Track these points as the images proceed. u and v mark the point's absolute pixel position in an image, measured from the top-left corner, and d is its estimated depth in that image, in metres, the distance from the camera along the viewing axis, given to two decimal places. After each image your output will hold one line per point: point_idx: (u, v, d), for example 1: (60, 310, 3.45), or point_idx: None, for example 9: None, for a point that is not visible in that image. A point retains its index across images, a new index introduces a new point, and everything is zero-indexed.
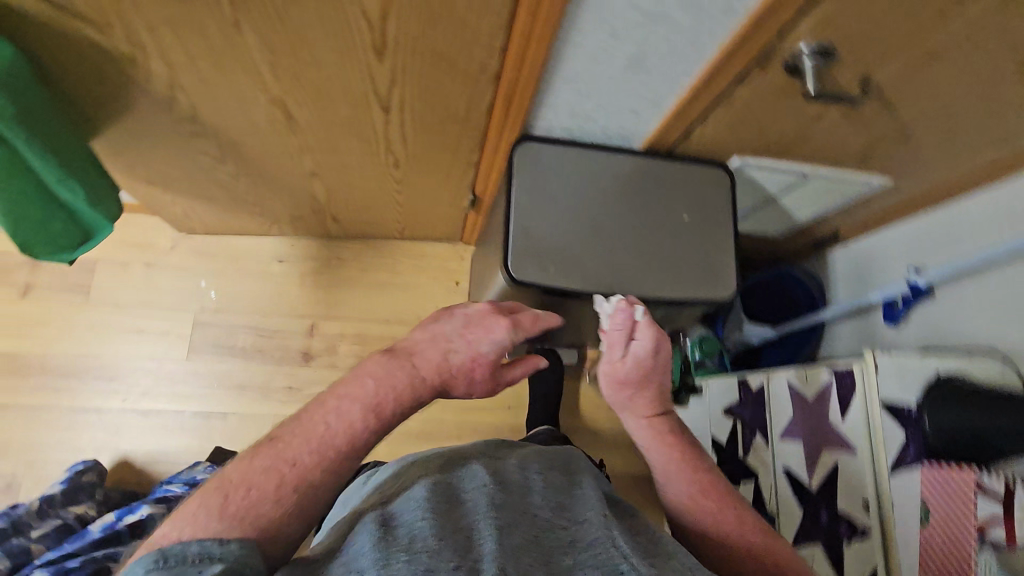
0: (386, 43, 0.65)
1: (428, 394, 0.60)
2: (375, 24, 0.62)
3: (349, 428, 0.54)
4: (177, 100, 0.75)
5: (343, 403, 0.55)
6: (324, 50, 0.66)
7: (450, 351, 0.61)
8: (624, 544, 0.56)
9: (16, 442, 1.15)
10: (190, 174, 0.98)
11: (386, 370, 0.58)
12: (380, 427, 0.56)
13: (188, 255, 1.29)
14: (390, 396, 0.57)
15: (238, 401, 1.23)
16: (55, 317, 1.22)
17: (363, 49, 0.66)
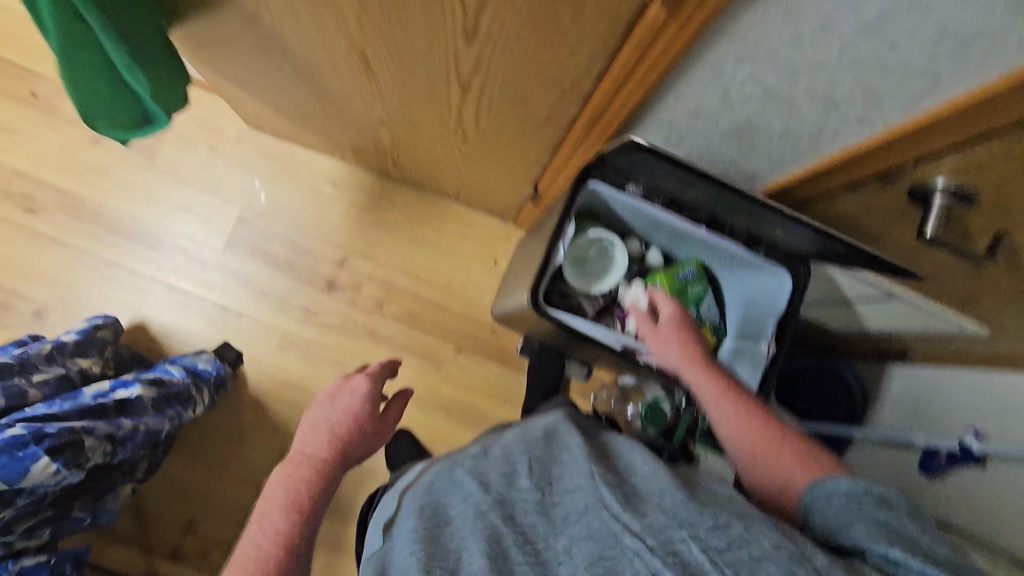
0: (477, 33, 0.59)
1: (340, 459, 0.70)
2: (470, 15, 0.56)
3: (276, 534, 0.60)
4: (261, 17, 0.72)
5: (264, 523, 0.61)
6: (413, 17, 0.60)
7: (333, 424, 0.72)
8: (613, 505, 0.51)
9: (55, 276, 1.23)
10: (265, 82, 0.96)
11: (282, 479, 0.66)
12: (305, 514, 0.63)
13: (251, 151, 1.30)
14: (306, 486, 0.65)
15: (256, 305, 1.27)
16: (116, 172, 1.27)
17: (453, 32, 0.60)
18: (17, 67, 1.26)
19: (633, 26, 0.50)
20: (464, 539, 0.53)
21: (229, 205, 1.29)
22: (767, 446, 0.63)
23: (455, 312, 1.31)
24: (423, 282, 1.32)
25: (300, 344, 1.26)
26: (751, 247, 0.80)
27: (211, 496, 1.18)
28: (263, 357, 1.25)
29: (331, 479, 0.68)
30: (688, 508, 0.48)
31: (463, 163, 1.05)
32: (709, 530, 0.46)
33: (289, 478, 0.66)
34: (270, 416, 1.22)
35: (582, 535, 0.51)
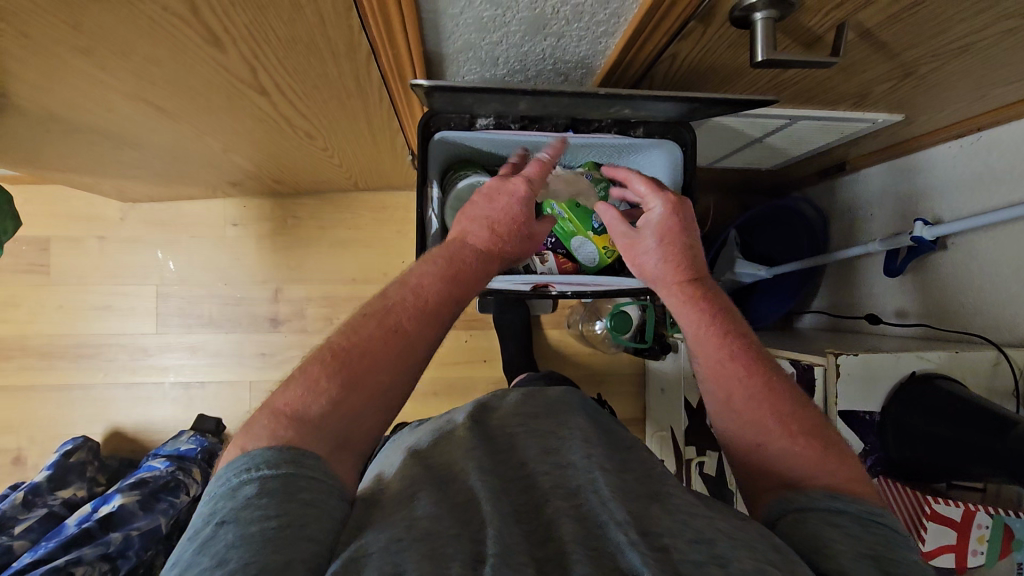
0: (219, 37, 0.52)
1: (482, 267, 0.62)
2: (194, 23, 0.49)
3: (401, 331, 0.53)
4: (22, 105, 0.65)
5: (400, 300, 0.55)
6: (149, 49, 0.54)
7: (495, 217, 0.64)
8: (607, 488, 0.51)
9: (14, 421, 1.22)
10: (95, 159, 0.90)
11: (428, 265, 0.59)
12: (431, 327, 0.55)
13: (140, 226, 1.25)
14: (454, 267, 0.59)
15: (214, 370, 1.25)
16: (22, 299, 1.23)
17: (196, 45, 0.53)
18: None
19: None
20: (476, 495, 0.50)
21: (144, 286, 1.24)
22: (746, 402, 0.58)
23: None
24: (362, 283, 1.28)
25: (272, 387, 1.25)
26: (626, 131, 0.75)
27: None
28: (242, 414, 1.25)
29: (464, 300, 0.59)
30: (677, 517, 0.49)
31: (332, 154, 0.99)
32: (690, 544, 0.46)
33: (431, 265, 0.58)
34: None
35: (575, 514, 0.50)
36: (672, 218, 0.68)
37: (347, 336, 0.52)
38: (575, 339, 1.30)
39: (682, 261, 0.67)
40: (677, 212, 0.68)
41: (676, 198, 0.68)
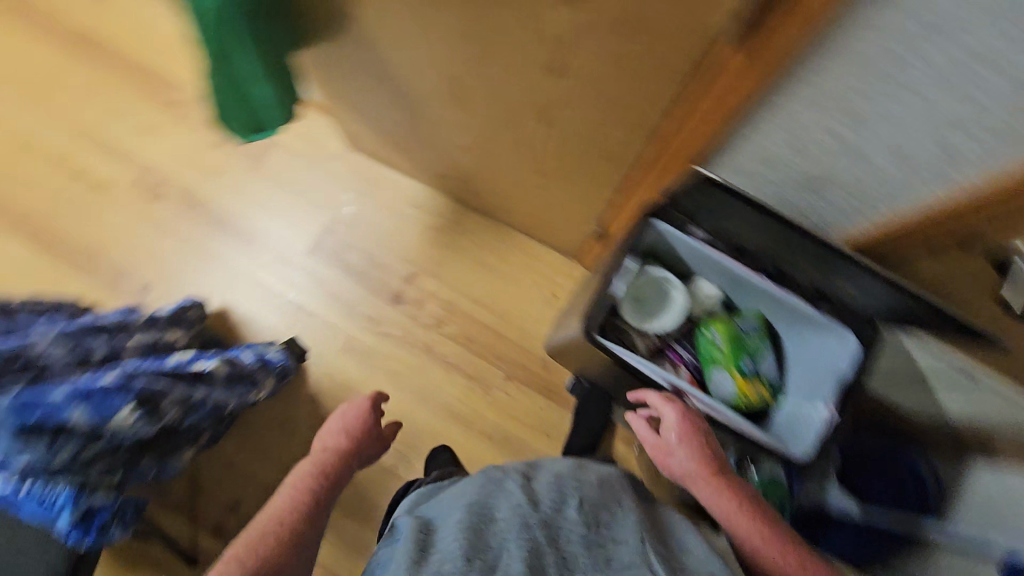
0: (558, 66, 0.64)
1: (342, 459, 0.89)
2: (553, 48, 0.61)
3: (280, 513, 0.77)
4: (373, 43, 0.81)
5: (269, 507, 0.79)
6: (503, 53, 0.67)
7: (343, 429, 0.93)
8: (656, 567, 0.58)
9: (162, 258, 1.37)
10: (368, 106, 1.07)
11: (289, 482, 0.84)
12: (314, 502, 0.80)
13: (346, 168, 1.43)
14: (324, 472, 0.85)
15: (326, 308, 1.35)
16: (228, 175, 1.42)
17: (536, 64, 0.66)
18: (161, 76, 1.46)
19: (696, 68, 0.55)
20: (512, 540, 0.59)
21: (317, 213, 1.40)
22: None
23: (510, 340, 1.34)
24: (483, 307, 1.36)
25: (362, 348, 1.33)
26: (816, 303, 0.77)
27: (263, 482, 1.25)
28: (325, 356, 1.32)
29: (330, 479, 0.85)
30: None
31: (537, 193, 1.10)
32: None
33: (301, 471, 0.85)
34: (325, 413, 1.29)
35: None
36: (687, 420, 0.75)
37: (239, 549, 0.72)
38: (636, 465, 1.28)
39: (706, 459, 0.73)
40: (688, 415, 0.75)
41: (682, 403, 0.76)
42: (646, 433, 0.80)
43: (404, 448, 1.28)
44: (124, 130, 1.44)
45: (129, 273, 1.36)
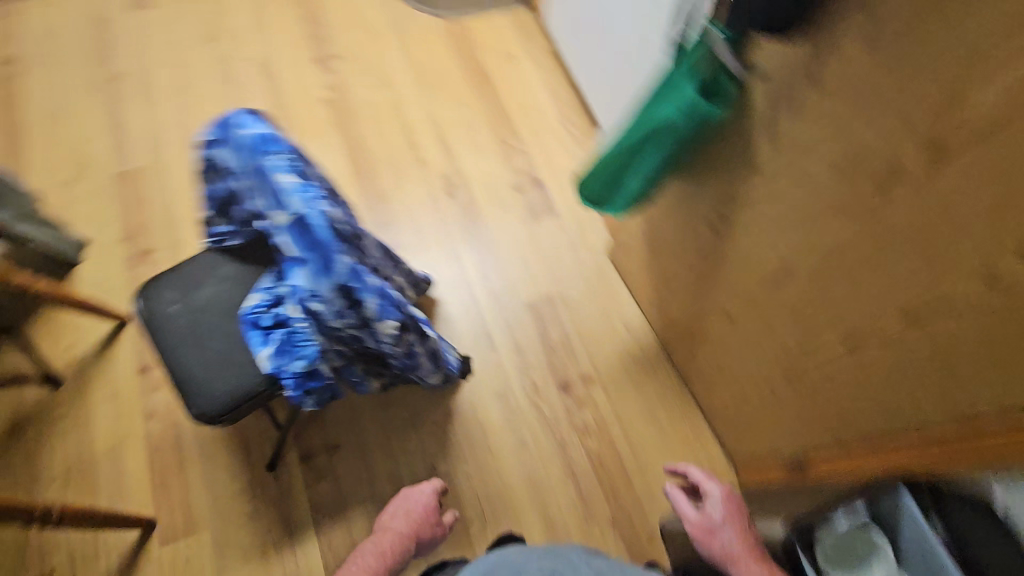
0: (917, 319, 0.70)
1: (404, 533, 1.09)
2: (930, 305, 0.68)
3: (386, 544, 1.07)
4: (739, 207, 0.94)
5: (376, 539, 1.09)
6: (868, 281, 0.75)
7: (406, 512, 1.14)
8: None
9: (422, 236, 1.60)
10: (671, 238, 1.20)
11: (389, 524, 1.12)
12: (408, 541, 1.09)
13: (593, 263, 1.57)
14: (389, 546, 1.07)
15: (506, 355, 1.45)
16: (508, 211, 1.64)
17: (895, 305, 0.73)
18: (514, 119, 1.76)
19: None
20: None
21: (551, 281, 1.54)
22: None
23: (633, 493, 1.32)
24: (628, 448, 1.36)
25: (512, 406, 1.39)
26: None
27: (365, 448, 1.33)
28: (480, 390, 1.40)
29: (414, 537, 1.11)
30: None
31: (756, 396, 1.12)
32: None
33: (389, 525, 1.12)
34: (448, 433, 1.36)
35: None
36: (727, 500, 1.07)
37: None
38: None
39: (733, 525, 1.02)
40: (729, 498, 1.07)
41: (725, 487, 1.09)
42: (689, 510, 1.07)
43: (488, 513, 1.29)
44: (463, 136, 1.74)
45: (394, 229, 1.60)
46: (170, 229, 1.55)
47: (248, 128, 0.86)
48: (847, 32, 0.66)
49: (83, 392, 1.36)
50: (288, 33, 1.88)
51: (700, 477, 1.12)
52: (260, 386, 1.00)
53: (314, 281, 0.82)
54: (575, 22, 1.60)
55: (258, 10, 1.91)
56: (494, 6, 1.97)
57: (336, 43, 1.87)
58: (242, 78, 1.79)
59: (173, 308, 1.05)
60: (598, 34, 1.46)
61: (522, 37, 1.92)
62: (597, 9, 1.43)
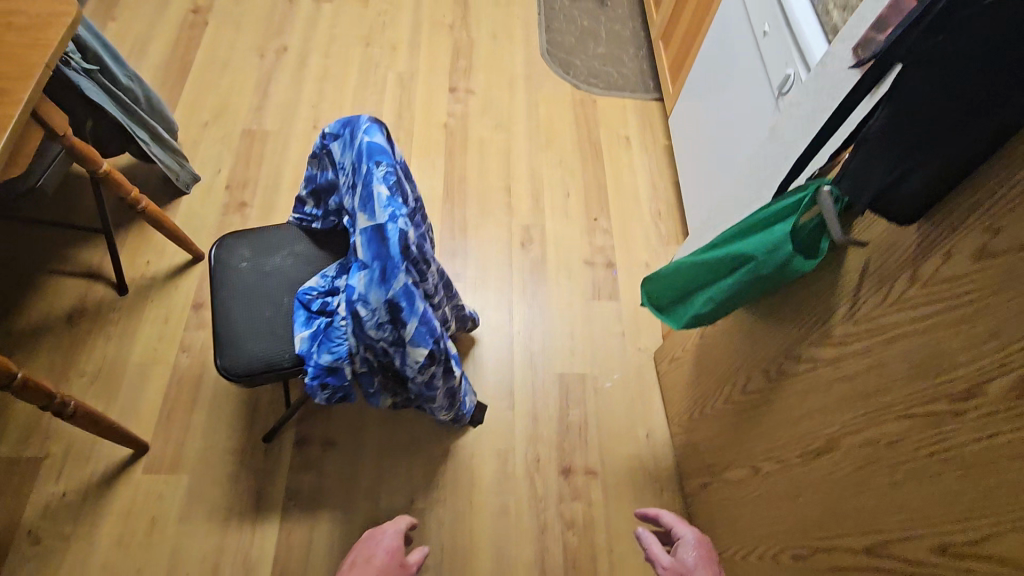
0: (945, 559, 0.63)
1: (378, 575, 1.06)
2: (963, 551, 0.61)
3: None
4: (799, 363, 0.90)
5: None
6: (905, 495, 0.69)
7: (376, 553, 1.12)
8: None
9: (484, 276, 1.63)
10: (721, 367, 1.16)
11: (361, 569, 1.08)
12: None
13: (637, 361, 1.53)
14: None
15: (521, 418, 1.43)
16: (573, 280, 1.64)
17: (927, 533, 0.66)
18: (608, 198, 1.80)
19: None
20: None
21: (590, 362, 1.52)
22: None
23: None
24: (606, 561, 1.29)
25: (507, 470, 1.36)
26: None
27: (356, 456, 1.33)
28: (483, 444, 1.38)
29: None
30: None
31: (758, 563, 1.04)
32: None
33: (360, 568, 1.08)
34: (438, 473, 1.34)
35: None
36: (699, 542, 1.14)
37: None
38: None
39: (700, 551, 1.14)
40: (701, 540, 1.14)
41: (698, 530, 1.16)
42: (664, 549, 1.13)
43: (446, 569, 1.25)
44: (556, 197, 1.78)
45: (461, 261, 1.65)
46: (269, 192, 1.67)
47: (367, 134, 0.92)
48: (952, 238, 0.63)
49: (139, 308, 1.45)
50: (436, 59, 2.03)
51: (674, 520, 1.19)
52: (285, 362, 1.03)
53: (372, 287, 0.85)
54: (698, 131, 1.62)
55: (417, 31, 2.08)
56: (627, 91, 2.06)
57: (473, 80, 2.00)
58: (382, 83, 1.94)
59: (241, 264, 1.11)
60: (716, 148, 1.48)
61: (643, 127, 1.98)
62: (722, 127, 1.44)
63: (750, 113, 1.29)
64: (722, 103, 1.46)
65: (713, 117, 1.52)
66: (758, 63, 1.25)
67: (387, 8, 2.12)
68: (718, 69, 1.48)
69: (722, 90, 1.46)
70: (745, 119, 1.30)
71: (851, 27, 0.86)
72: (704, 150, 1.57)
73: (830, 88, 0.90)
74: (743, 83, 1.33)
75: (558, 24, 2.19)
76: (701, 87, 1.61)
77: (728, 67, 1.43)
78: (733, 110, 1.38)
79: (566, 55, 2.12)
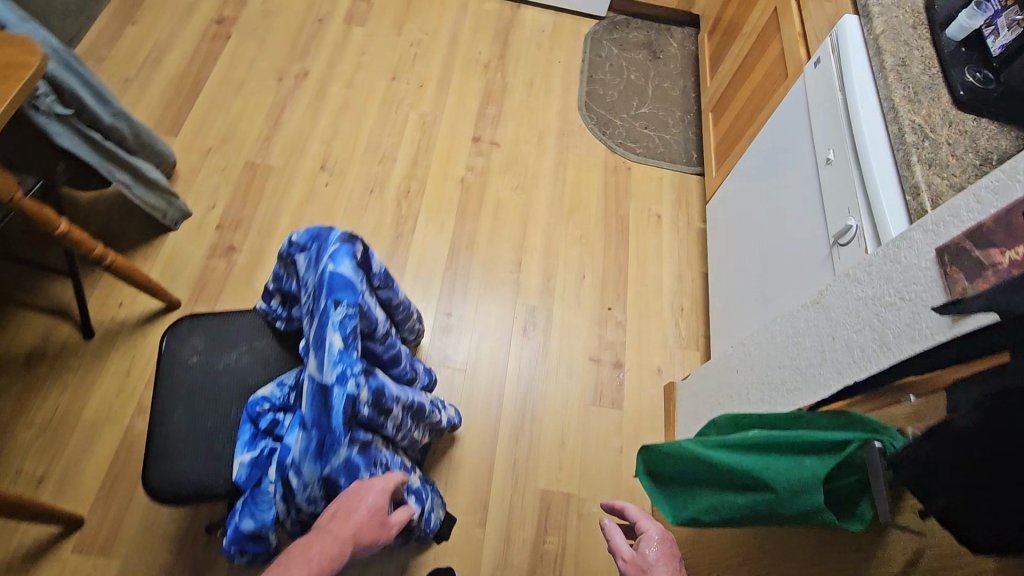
0: None
1: (371, 528, 0.71)
2: None
3: (365, 520, 0.71)
4: None
5: (357, 505, 0.72)
6: None
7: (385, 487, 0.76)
8: None
9: (477, 361, 1.49)
10: (719, 551, 1.00)
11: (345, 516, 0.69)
12: (376, 534, 0.72)
13: (631, 486, 1.37)
14: (318, 559, 0.63)
15: (492, 539, 1.28)
16: (573, 379, 1.49)
17: None
18: (627, 286, 1.64)
19: None
20: None
21: (578, 480, 1.37)
22: None
23: None
24: None
25: None
26: None
27: None
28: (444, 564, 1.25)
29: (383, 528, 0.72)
30: None
31: None
32: None
33: (365, 499, 0.73)
34: None
35: None
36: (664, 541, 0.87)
37: None
38: None
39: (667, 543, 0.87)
40: (666, 538, 0.87)
41: (664, 526, 0.89)
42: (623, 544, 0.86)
43: None
44: (570, 279, 1.63)
45: (455, 339, 1.51)
46: (262, 236, 1.55)
47: (333, 261, 0.78)
48: None
49: (102, 356, 1.35)
50: (465, 102, 1.88)
51: (637, 512, 0.91)
52: (219, 488, 0.91)
53: (309, 455, 0.72)
54: (734, 233, 1.44)
55: (449, 68, 1.94)
56: (666, 161, 1.89)
57: (500, 129, 1.85)
58: (402, 122, 1.80)
59: (191, 359, 0.99)
60: (752, 264, 1.29)
61: (678, 204, 1.81)
62: (760, 244, 1.27)
63: (795, 245, 1.10)
64: (764, 214, 1.27)
65: (752, 226, 1.34)
66: (813, 191, 1.07)
67: (420, 39, 1.98)
68: (765, 174, 1.30)
69: (766, 199, 1.28)
70: (788, 251, 1.12)
71: (938, 220, 0.68)
72: (736, 257, 1.39)
73: (899, 281, 0.73)
74: (792, 206, 1.15)
75: (602, 76, 2.04)
76: (744, 184, 1.43)
77: (777, 178, 1.24)
78: (775, 231, 1.20)
79: (606, 112, 1.96)
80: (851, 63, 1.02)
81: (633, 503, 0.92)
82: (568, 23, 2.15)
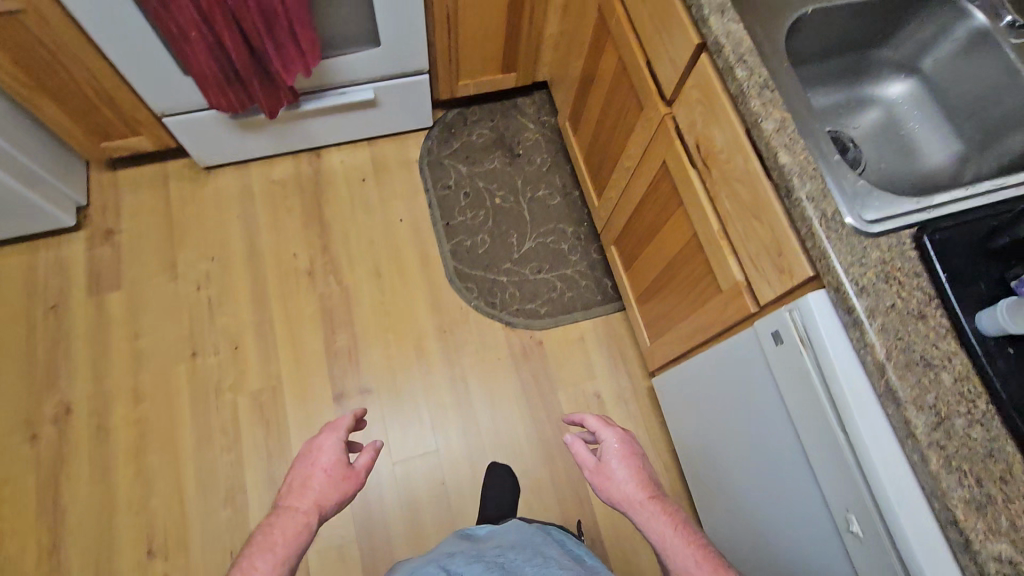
0: None
1: (335, 487, 0.75)
2: None
3: (322, 497, 0.73)
4: None
5: (315, 469, 0.75)
6: None
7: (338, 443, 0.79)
8: None
9: None
10: None
11: (303, 474, 0.75)
12: (348, 488, 0.76)
13: None
14: (283, 541, 0.68)
15: None
16: None
17: None
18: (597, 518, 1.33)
19: None
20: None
21: None
22: (652, 508, 0.78)
23: None
24: None
25: None
26: None
27: None
28: None
29: (343, 480, 0.75)
30: None
31: None
32: None
33: (319, 456, 0.77)
34: None
35: None
36: (624, 444, 0.85)
37: None
38: None
39: (627, 439, 0.85)
40: (626, 440, 0.85)
41: (622, 428, 0.86)
42: (585, 456, 0.83)
43: None
44: None
45: None
46: None
47: None
48: None
49: None
50: (305, 346, 1.41)
51: (594, 422, 0.87)
52: None
53: None
54: (700, 456, 1.14)
55: (262, 299, 1.44)
56: (579, 309, 1.52)
57: (365, 363, 1.41)
58: (235, 419, 1.32)
59: None
60: (742, 519, 1.02)
61: (615, 367, 1.47)
62: (747, 510, 0.99)
63: (808, 562, 0.84)
64: (734, 462, 0.99)
65: (723, 470, 1.04)
66: (817, 504, 0.79)
67: (208, 269, 1.45)
68: (721, 412, 1.00)
69: (736, 450, 0.99)
70: (798, 560, 0.86)
71: None
72: (712, 484, 1.11)
73: None
74: (783, 500, 0.87)
75: (461, 216, 1.58)
76: (694, 392, 1.12)
77: (739, 427, 0.95)
78: (763, 505, 0.92)
79: (484, 271, 1.53)
80: (833, 372, 0.69)
81: (590, 415, 0.87)
82: (390, 153, 1.64)
